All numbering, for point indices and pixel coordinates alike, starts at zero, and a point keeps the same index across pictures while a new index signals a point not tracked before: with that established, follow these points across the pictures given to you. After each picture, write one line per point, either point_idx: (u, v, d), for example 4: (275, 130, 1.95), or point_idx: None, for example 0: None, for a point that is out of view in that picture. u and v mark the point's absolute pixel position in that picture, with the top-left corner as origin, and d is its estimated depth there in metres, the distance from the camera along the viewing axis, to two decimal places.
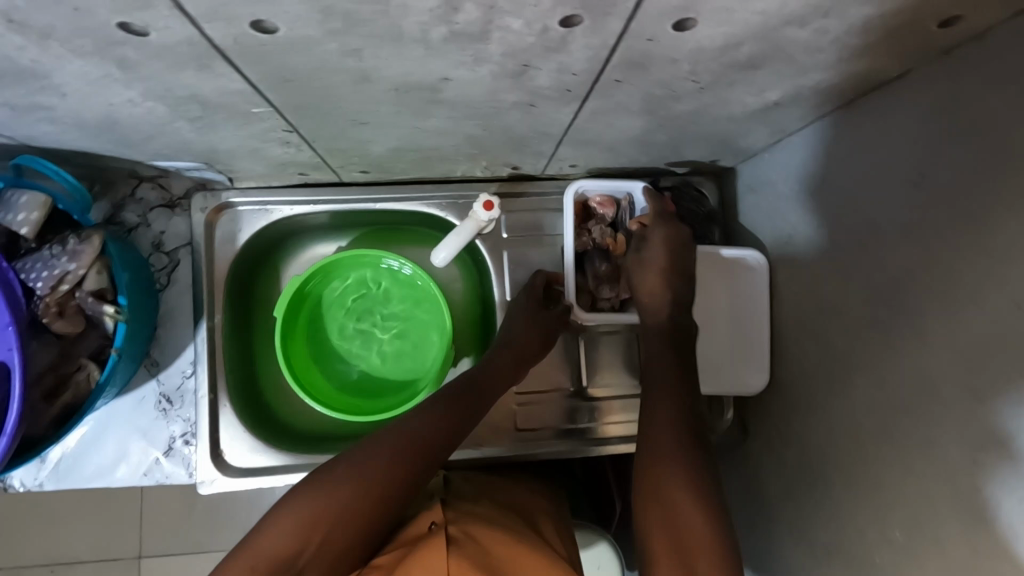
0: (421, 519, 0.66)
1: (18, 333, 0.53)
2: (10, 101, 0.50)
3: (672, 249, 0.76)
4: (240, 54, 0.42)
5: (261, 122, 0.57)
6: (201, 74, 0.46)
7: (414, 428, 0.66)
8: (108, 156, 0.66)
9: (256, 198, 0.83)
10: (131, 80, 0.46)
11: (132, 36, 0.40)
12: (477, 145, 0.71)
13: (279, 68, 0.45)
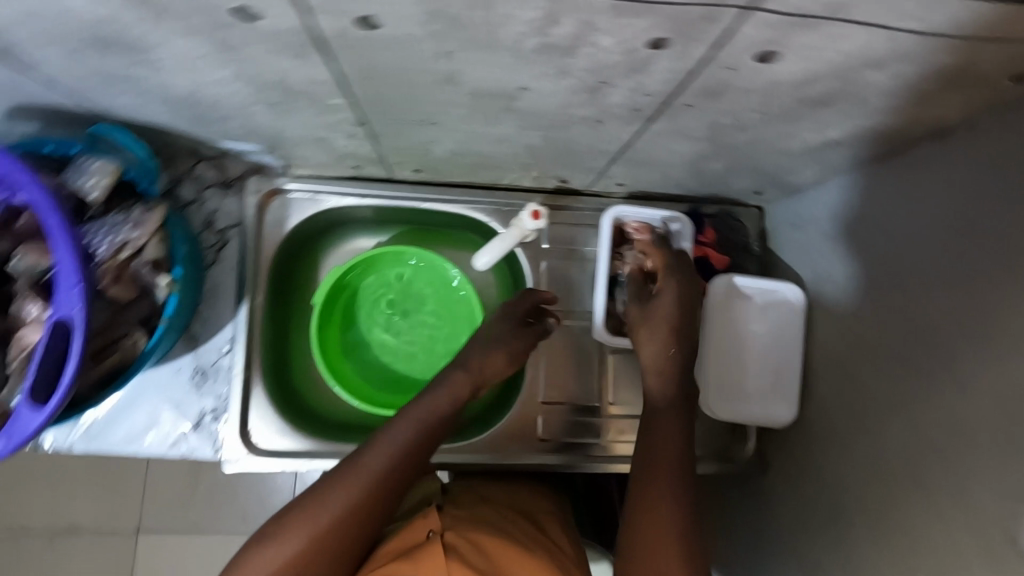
0: (416, 524, 0.65)
1: (85, 293, 0.54)
2: (105, 71, 0.52)
3: (679, 303, 0.75)
4: (338, 46, 0.44)
5: (334, 113, 0.59)
6: (295, 62, 0.47)
7: (381, 460, 0.63)
8: (179, 132, 0.69)
9: (309, 187, 0.84)
10: (227, 61, 0.48)
11: (242, 21, 0.41)
12: (533, 155, 0.72)
13: (370, 63, 0.47)
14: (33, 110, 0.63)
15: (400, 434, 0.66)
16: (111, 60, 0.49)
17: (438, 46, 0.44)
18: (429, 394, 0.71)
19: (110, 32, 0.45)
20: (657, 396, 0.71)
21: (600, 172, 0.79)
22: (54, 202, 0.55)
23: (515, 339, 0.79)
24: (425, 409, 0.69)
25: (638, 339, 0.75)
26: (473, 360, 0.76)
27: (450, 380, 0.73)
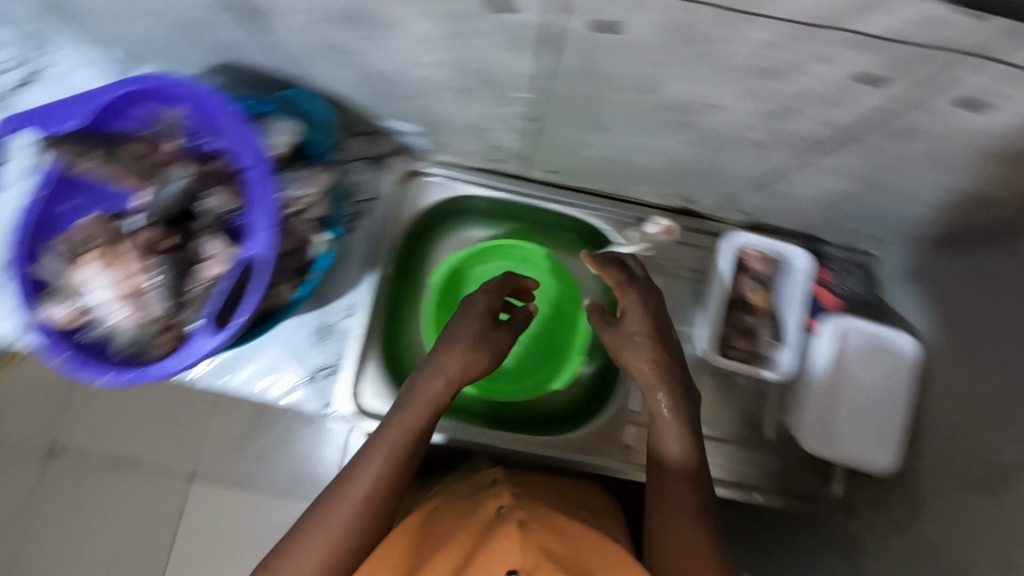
0: (475, 516, 0.59)
1: (275, 236, 0.60)
2: (330, 41, 0.57)
3: (656, 319, 0.72)
4: (566, 43, 0.48)
5: (511, 105, 0.64)
6: (513, 55, 0.52)
7: (360, 493, 0.60)
8: (354, 105, 0.74)
9: (444, 173, 0.88)
10: (449, 44, 0.53)
11: (491, 11, 0.46)
12: (675, 172, 0.75)
13: (583, 62, 0.51)
14: (237, 65, 0.69)
15: (376, 456, 0.62)
16: (344, 31, 0.55)
17: (660, 54, 0.47)
18: (406, 403, 0.66)
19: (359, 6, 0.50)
20: (662, 427, 0.68)
21: (730, 196, 0.81)
22: (258, 151, 0.61)
23: (483, 334, 0.71)
24: (398, 423, 0.65)
25: (620, 362, 0.72)
26: (444, 343, 0.70)
27: (420, 386, 0.68)
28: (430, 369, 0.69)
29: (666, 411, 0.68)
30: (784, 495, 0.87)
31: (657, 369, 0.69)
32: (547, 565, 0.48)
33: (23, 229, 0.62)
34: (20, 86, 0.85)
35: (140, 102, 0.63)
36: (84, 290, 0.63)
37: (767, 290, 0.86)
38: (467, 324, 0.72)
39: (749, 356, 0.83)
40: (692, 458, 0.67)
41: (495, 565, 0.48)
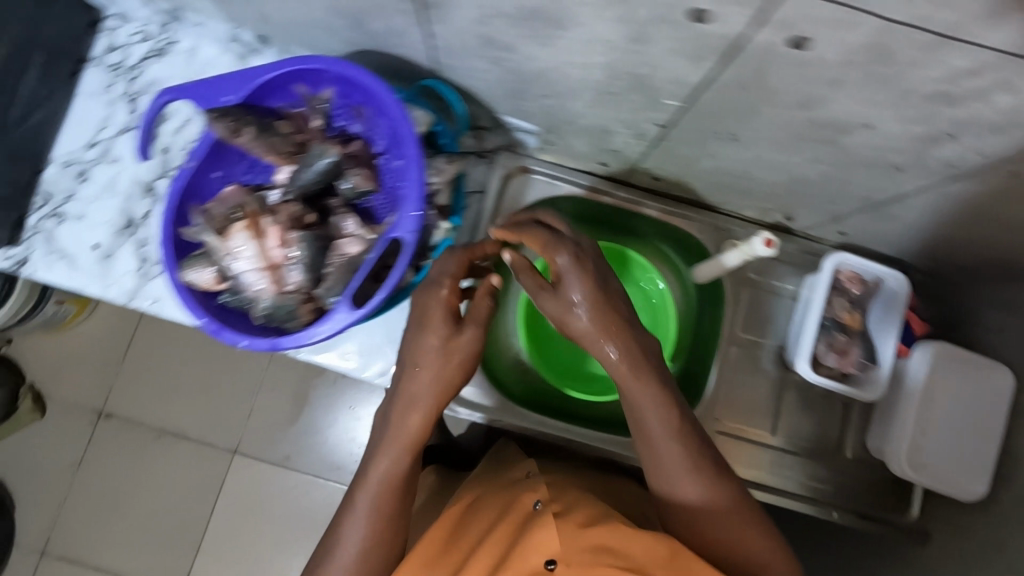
0: (513, 508, 0.66)
1: (421, 220, 0.62)
2: (493, 37, 0.59)
3: (596, 280, 0.64)
4: (745, 58, 0.50)
5: (650, 109, 0.65)
6: (683, 64, 0.54)
7: (354, 542, 0.66)
8: (481, 99, 0.77)
9: (548, 172, 0.89)
10: (620, 50, 0.55)
11: (686, 22, 0.47)
12: (787, 188, 0.77)
13: (753, 75, 0.53)
14: (381, 52, 0.72)
15: (362, 508, 0.67)
16: (511, 28, 0.57)
17: (837, 72, 0.49)
18: (389, 438, 0.68)
19: (546, 7, 0.52)
20: (630, 393, 0.64)
21: (833, 216, 0.82)
22: (415, 139, 0.63)
23: (441, 334, 0.67)
24: (383, 462, 0.68)
25: (573, 335, 0.65)
26: (417, 365, 0.68)
27: (388, 431, 0.68)
28: (406, 405, 0.68)
29: (619, 375, 0.64)
30: (860, 517, 0.87)
31: (612, 327, 0.64)
32: (583, 555, 0.56)
33: (175, 193, 0.66)
34: (149, 56, 0.88)
35: (289, 83, 0.66)
36: (228, 255, 0.65)
37: (857, 310, 0.86)
38: (427, 335, 0.68)
39: (839, 375, 0.85)
40: (672, 423, 0.64)
41: (535, 555, 0.57)
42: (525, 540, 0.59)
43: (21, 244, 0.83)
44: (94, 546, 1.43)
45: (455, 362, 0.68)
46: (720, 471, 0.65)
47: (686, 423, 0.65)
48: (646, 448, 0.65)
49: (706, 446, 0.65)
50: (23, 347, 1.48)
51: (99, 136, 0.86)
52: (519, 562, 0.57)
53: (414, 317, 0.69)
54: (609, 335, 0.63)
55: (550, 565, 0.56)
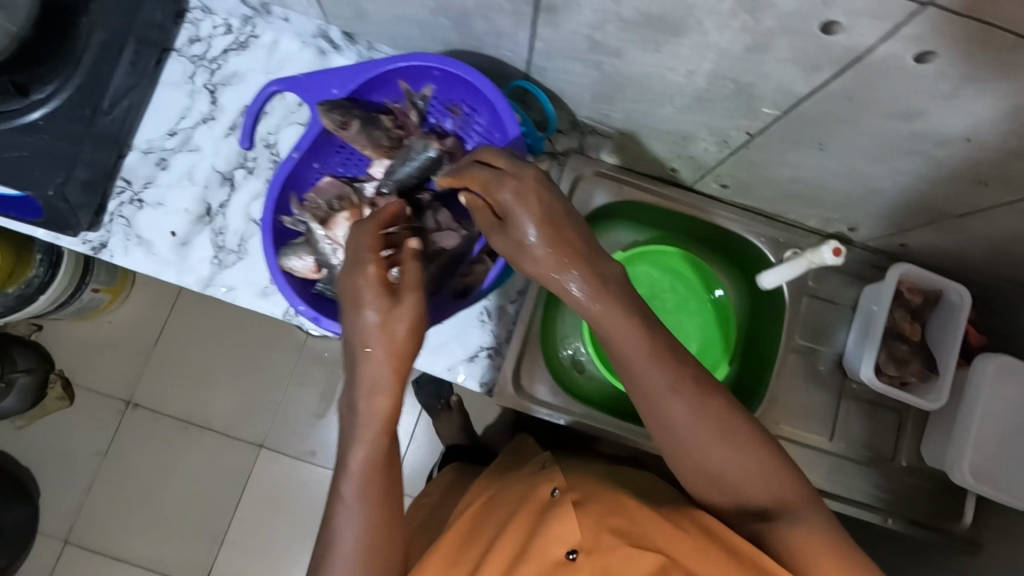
0: (529, 499, 0.65)
1: None
2: (603, 41, 0.61)
3: (541, 205, 0.60)
4: (862, 69, 0.52)
5: (741, 116, 0.67)
6: (794, 73, 0.56)
7: (351, 535, 0.58)
8: (565, 102, 0.79)
9: (617, 176, 0.91)
10: (731, 58, 0.57)
11: (813, 33, 0.50)
12: (858, 198, 0.79)
13: (863, 86, 0.55)
14: (476, 53, 0.74)
15: (353, 499, 0.59)
16: (625, 33, 0.59)
17: (951, 86, 0.51)
18: (358, 433, 0.60)
19: (670, 15, 0.54)
20: (598, 321, 0.60)
21: (899, 228, 0.84)
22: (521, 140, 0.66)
23: (381, 313, 0.59)
24: (358, 455, 0.60)
25: (532, 275, 0.62)
26: (367, 346, 0.60)
27: (363, 410, 0.60)
28: (370, 386, 0.60)
29: (588, 302, 0.60)
30: (912, 523, 0.88)
31: (565, 256, 0.60)
32: (603, 539, 0.56)
33: (279, 181, 0.67)
34: (230, 49, 0.89)
35: (393, 78, 0.68)
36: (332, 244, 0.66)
37: (915, 321, 0.89)
38: (365, 318, 0.60)
39: (899, 383, 0.87)
40: (647, 345, 0.59)
41: (555, 546, 0.56)
42: (543, 531, 0.58)
43: (100, 229, 0.84)
44: (117, 535, 1.42)
45: (399, 339, 0.60)
46: (700, 385, 0.58)
47: (661, 348, 0.59)
48: (645, 403, 0.60)
49: (678, 364, 0.59)
50: (56, 333, 1.48)
51: (179, 126, 0.88)
52: (539, 553, 0.56)
53: (347, 301, 0.60)
54: (555, 247, 0.59)
55: (571, 555, 0.56)
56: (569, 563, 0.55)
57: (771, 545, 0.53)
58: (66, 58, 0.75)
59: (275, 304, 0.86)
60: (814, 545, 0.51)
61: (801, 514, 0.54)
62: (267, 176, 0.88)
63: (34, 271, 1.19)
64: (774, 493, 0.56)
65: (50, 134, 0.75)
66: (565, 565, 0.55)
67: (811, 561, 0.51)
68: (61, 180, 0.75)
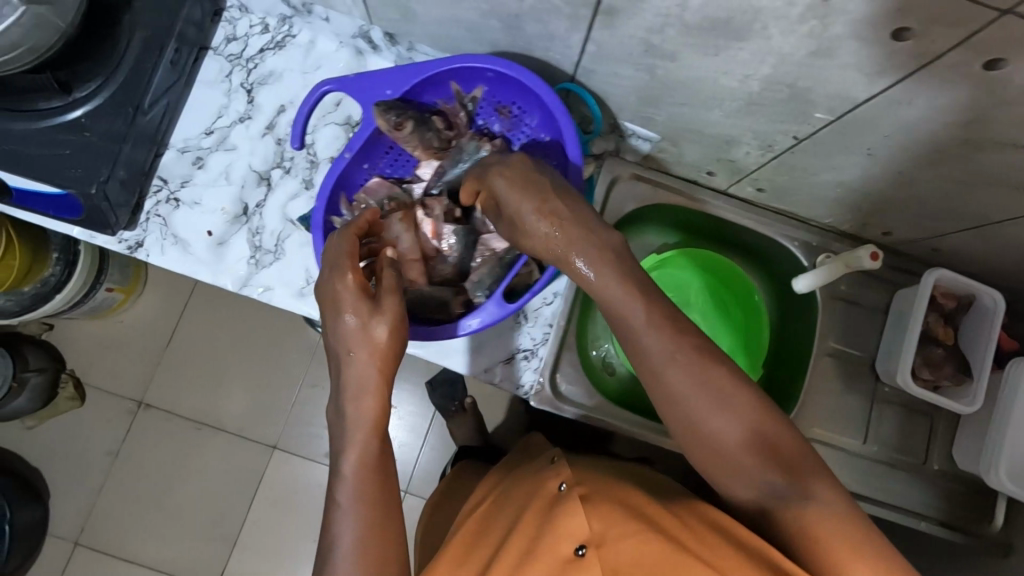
0: (537, 494, 0.63)
1: None
2: (661, 46, 0.62)
3: (529, 191, 0.61)
4: (928, 74, 0.53)
5: (790, 121, 0.68)
6: (855, 79, 0.57)
7: (349, 537, 0.57)
8: (608, 106, 0.79)
9: (653, 178, 0.92)
10: (793, 63, 0.58)
11: (884, 39, 0.51)
12: (898, 203, 0.80)
13: (925, 92, 0.56)
14: (524, 56, 0.74)
15: (349, 499, 0.59)
16: (686, 38, 0.59)
17: (1013, 93, 0.52)
18: (348, 434, 0.61)
19: (737, 21, 0.54)
20: (597, 290, 0.59)
21: (935, 233, 0.85)
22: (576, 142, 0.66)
23: (358, 315, 0.62)
24: (353, 454, 0.61)
25: (531, 252, 0.64)
26: (350, 350, 0.62)
27: (351, 409, 0.62)
28: (357, 388, 0.62)
29: (593, 274, 0.59)
30: (942, 526, 0.89)
31: (557, 229, 0.60)
32: (613, 533, 0.53)
33: (332, 181, 0.68)
34: (267, 48, 0.88)
35: (445, 79, 0.68)
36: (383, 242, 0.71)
37: (948, 325, 0.90)
38: (346, 322, 0.62)
39: (931, 387, 0.88)
40: (644, 314, 0.57)
41: (564, 543, 0.54)
42: (550, 528, 0.56)
43: (137, 228, 0.84)
44: (129, 536, 1.40)
45: (381, 343, 0.62)
46: (703, 357, 0.56)
47: (658, 319, 0.57)
48: (652, 379, 0.57)
49: (678, 335, 0.56)
50: (66, 332, 1.45)
51: (215, 125, 0.87)
52: (548, 550, 0.54)
53: (329, 304, 0.63)
54: (550, 217, 0.60)
55: (580, 551, 0.53)
56: (578, 560, 0.52)
57: (785, 526, 0.50)
58: (108, 57, 0.75)
59: (311, 305, 0.85)
60: (831, 526, 0.48)
61: (815, 491, 0.50)
62: (304, 176, 0.88)
63: (51, 269, 1.17)
64: (784, 467, 0.52)
65: (92, 131, 0.74)
66: (575, 562, 0.52)
67: (830, 543, 0.47)
68: (105, 177, 0.74)
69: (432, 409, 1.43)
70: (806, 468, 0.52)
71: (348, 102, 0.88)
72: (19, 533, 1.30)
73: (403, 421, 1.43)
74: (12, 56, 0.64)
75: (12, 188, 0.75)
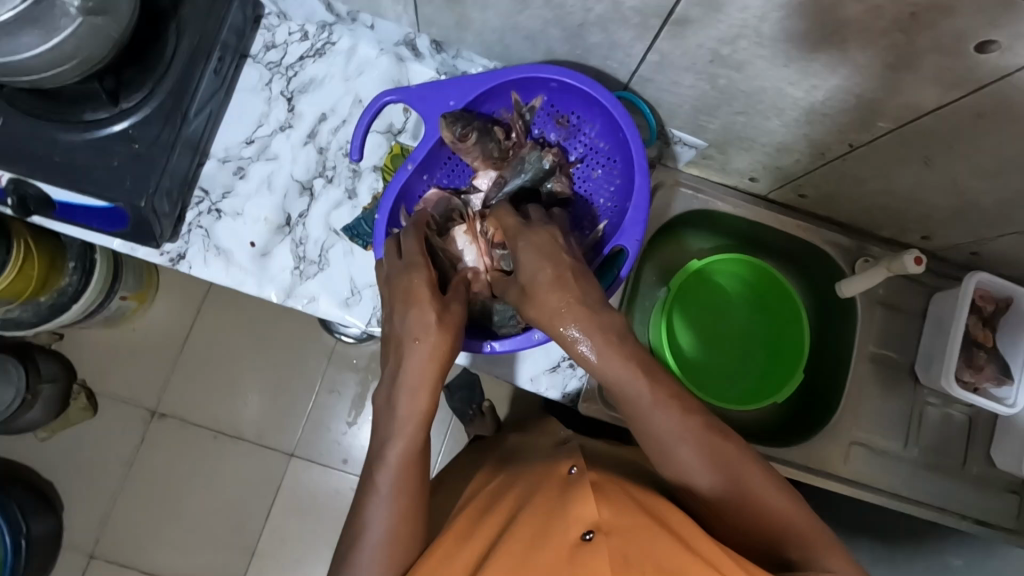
0: (548, 478, 0.57)
1: (646, 229, 0.70)
2: (732, 56, 0.63)
3: (548, 258, 0.61)
4: (1006, 86, 0.55)
5: (850, 128, 0.69)
6: (927, 88, 0.59)
7: (380, 525, 0.58)
8: (660, 115, 0.79)
9: (695, 185, 0.92)
10: (868, 72, 0.59)
11: (969, 50, 0.52)
12: (943, 209, 0.81)
13: (997, 102, 0.57)
14: (583, 65, 0.75)
15: (385, 488, 0.60)
16: (758, 48, 0.60)
17: None
18: (393, 432, 0.61)
19: (817, 34, 0.56)
20: (601, 372, 0.60)
21: (976, 238, 0.85)
22: (640, 139, 0.69)
23: (429, 312, 0.63)
24: (394, 449, 0.61)
25: (532, 320, 0.62)
26: (414, 337, 0.62)
27: (400, 405, 0.62)
28: (412, 386, 0.61)
29: (597, 355, 0.59)
30: (979, 524, 0.91)
31: (564, 306, 0.59)
32: (626, 522, 0.46)
33: (394, 194, 0.74)
34: (307, 55, 0.87)
35: (506, 90, 0.74)
36: (449, 256, 0.74)
37: (987, 327, 0.91)
38: (420, 312, 0.63)
39: (973, 389, 0.90)
40: (650, 392, 0.59)
41: (571, 526, 0.47)
42: (559, 513, 0.49)
43: (179, 240, 0.82)
44: (145, 549, 1.36)
45: (444, 352, 0.63)
46: (711, 432, 0.58)
47: (664, 397, 0.59)
48: (660, 453, 0.58)
49: (685, 414, 0.58)
50: (76, 341, 1.42)
51: (256, 133, 0.86)
52: (553, 538, 0.47)
53: (399, 300, 0.65)
54: (559, 289, 0.59)
55: (587, 536, 0.46)
56: (584, 545, 0.45)
57: None
58: (158, 63, 0.74)
59: (357, 315, 0.84)
60: None
61: (828, 564, 0.51)
62: (347, 185, 0.87)
63: (68, 279, 1.13)
64: (794, 540, 0.54)
65: (140, 142, 0.73)
66: (580, 548, 0.45)
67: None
68: (154, 188, 0.73)
69: (450, 414, 1.42)
70: (815, 540, 0.53)
71: (390, 110, 0.87)
72: (35, 545, 1.27)
73: None
74: (64, 67, 0.64)
75: (55, 202, 0.75)
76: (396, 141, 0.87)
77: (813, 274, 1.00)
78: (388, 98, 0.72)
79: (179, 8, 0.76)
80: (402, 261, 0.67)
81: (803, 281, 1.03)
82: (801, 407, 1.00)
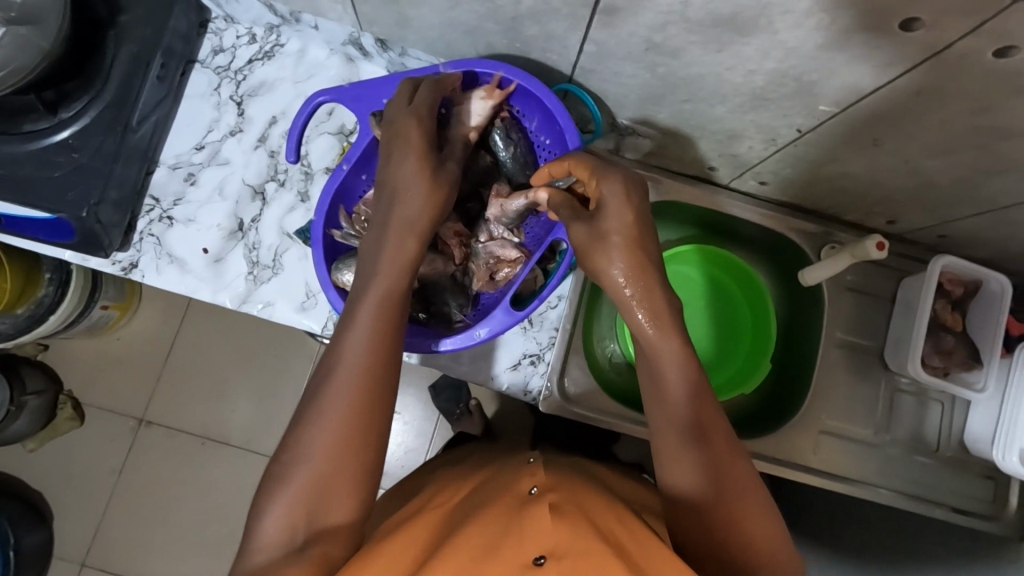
0: (507, 494, 0.56)
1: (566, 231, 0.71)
2: (665, 43, 0.61)
3: (635, 214, 0.61)
4: (939, 64, 0.54)
5: (797, 113, 0.68)
6: (864, 69, 0.58)
7: (367, 319, 0.58)
8: (610, 106, 0.78)
9: (654, 175, 0.91)
10: (802, 56, 0.58)
11: (895, 29, 0.51)
12: (904, 192, 0.79)
13: (932, 81, 0.56)
14: (527, 57, 0.74)
15: (368, 311, 0.59)
16: (691, 35, 0.59)
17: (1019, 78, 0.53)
18: (386, 231, 0.63)
19: (742, 16, 0.54)
20: (650, 346, 0.60)
21: (940, 219, 0.84)
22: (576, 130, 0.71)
23: (422, 164, 0.65)
24: (389, 251, 0.62)
25: (587, 267, 0.64)
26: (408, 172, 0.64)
27: (404, 200, 0.63)
28: (407, 184, 0.64)
29: (652, 326, 0.59)
30: (954, 511, 0.89)
31: (643, 267, 0.60)
32: (582, 547, 0.46)
33: (330, 197, 0.73)
34: (256, 59, 0.86)
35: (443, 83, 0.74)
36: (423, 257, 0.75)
37: (957, 311, 0.90)
38: (413, 161, 0.64)
39: (943, 373, 0.88)
40: (684, 379, 0.58)
41: (526, 549, 0.46)
42: (520, 530, 0.48)
43: (130, 249, 0.82)
44: (135, 556, 1.37)
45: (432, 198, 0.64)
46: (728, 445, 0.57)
47: (704, 393, 0.58)
48: (677, 444, 0.56)
49: (714, 414, 0.58)
50: (62, 353, 1.42)
51: (206, 139, 0.85)
52: (507, 554, 0.46)
53: (388, 188, 0.65)
54: (634, 247, 0.60)
55: (539, 560, 0.45)
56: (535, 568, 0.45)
57: None
58: (97, 72, 0.74)
59: (312, 319, 0.83)
60: None
61: None
62: (299, 188, 0.86)
63: (44, 291, 1.12)
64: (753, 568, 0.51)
65: (81, 152, 0.73)
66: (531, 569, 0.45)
67: None
68: (96, 199, 0.72)
69: (436, 413, 1.42)
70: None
71: (341, 111, 0.86)
72: (24, 557, 1.27)
73: (410, 426, 1.41)
74: None
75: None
76: (347, 142, 0.87)
77: (784, 263, 0.98)
78: (323, 99, 0.73)
79: (118, 16, 0.75)
80: (409, 105, 0.67)
81: (774, 269, 1.01)
82: (771, 397, 0.98)
